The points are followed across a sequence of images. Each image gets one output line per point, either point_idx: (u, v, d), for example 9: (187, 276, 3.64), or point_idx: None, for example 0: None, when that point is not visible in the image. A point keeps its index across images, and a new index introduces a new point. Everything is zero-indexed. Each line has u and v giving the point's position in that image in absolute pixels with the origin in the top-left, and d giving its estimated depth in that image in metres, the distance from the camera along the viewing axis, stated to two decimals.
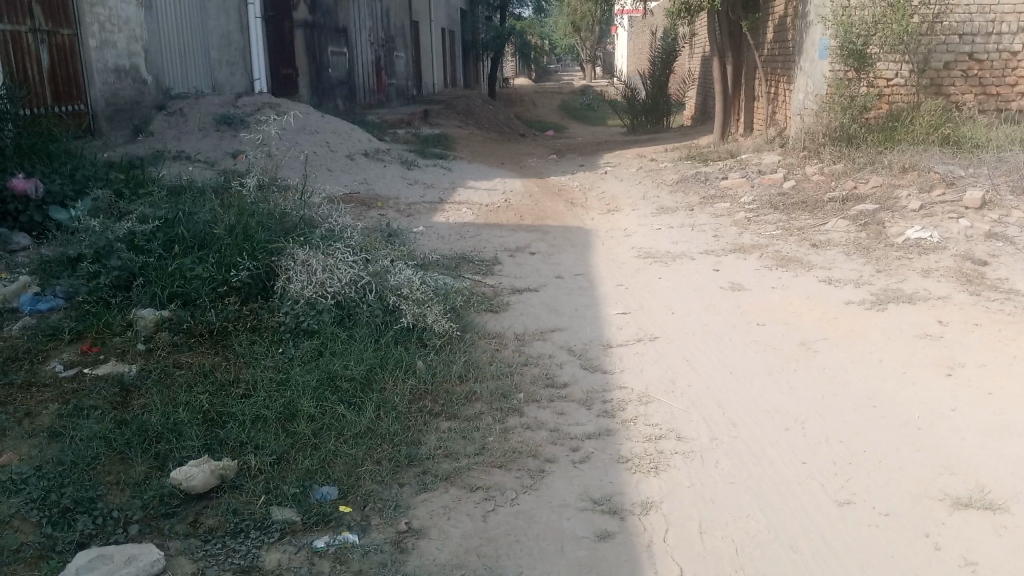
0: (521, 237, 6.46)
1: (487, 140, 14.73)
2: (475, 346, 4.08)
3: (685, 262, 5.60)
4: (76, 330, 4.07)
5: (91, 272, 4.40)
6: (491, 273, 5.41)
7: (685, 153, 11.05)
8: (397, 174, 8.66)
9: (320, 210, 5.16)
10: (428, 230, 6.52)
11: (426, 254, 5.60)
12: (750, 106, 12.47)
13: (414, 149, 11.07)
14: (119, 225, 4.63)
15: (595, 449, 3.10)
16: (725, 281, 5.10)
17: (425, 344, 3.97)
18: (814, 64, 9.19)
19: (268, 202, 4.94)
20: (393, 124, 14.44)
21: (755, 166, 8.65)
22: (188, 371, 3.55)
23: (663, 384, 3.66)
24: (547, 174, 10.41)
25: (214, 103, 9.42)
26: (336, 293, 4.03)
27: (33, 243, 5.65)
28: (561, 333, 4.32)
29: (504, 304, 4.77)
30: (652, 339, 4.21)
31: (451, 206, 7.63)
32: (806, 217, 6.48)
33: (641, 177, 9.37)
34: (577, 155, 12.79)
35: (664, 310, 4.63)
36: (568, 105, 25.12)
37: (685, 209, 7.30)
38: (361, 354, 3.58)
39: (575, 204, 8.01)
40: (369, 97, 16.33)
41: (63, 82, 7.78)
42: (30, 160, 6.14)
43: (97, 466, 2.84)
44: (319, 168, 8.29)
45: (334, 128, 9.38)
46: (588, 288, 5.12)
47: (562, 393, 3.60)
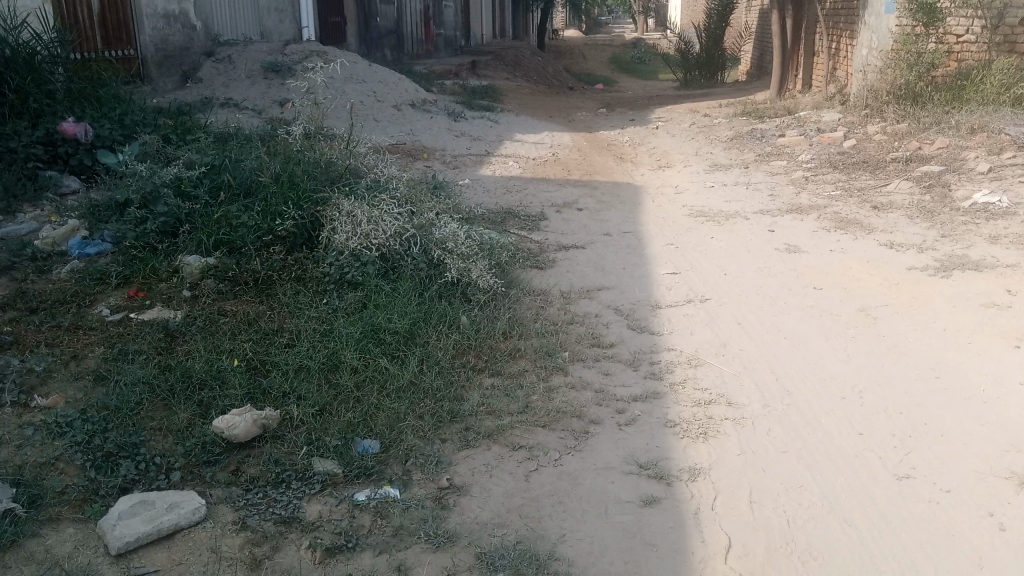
0: (569, 192, 6.34)
1: (535, 92, 14.49)
2: (520, 302, 4.00)
3: (738, 222, 5.43)
4: (123, 275, 4.08)
5: (139, 218, 4.41)
6: (537, 228, 5.31)
7: (740, 109, 10.75)
8: (444, 126, 8.55)
9: (366, 160, 5.09)
10: (474, 183, 6.43)
11: (472, 207, 5.52)
12: (809, 62, 12.05)
13: (462, 100, 10.92)
14: (166, 171, 4.63)
15: (641, 412, 3.02)
16: (780, 243, 4.94)
17: (470, 300, 3.90)
18: (879, 18, 8.81)
19: (314, 151, 4.89)
20: (440, 75, 14.28)
21: (813, 124, 8.37)
22: (232, 319, 3.53)
23: (714, 348, 3.55)
24: (596, 128, 10.21)
25: (262, 51, 9.37)
26: (381, 245, 3.97)
27: (84, 187, 5.71)
28: (608, 292, 4.22)
29: (550, 260, 4.68)
30: (702, 300, 4.09)
31: (498, 159, 7.52)
32: (867, 178, 6.24)
33: (693, 133, 9.13)
34: (628, 109, 12.52)
35: (715, 272, 4.50)
36: (619, 58, 24.60)
37: (739, 167, 7.09)
38: (405, 308, 3.53)
39: (625, 159, 7.84)
40: (417, 47, 16.15)
41: (113, 27, 7.89)
42: (81, 104, 6.17)
43: (141, 411, 2.83)
44: (366, 118, 8.21)
45: (381, 78, 9.27)
46: (637, 247, 5.00)
47: (609, 353, 3.51)
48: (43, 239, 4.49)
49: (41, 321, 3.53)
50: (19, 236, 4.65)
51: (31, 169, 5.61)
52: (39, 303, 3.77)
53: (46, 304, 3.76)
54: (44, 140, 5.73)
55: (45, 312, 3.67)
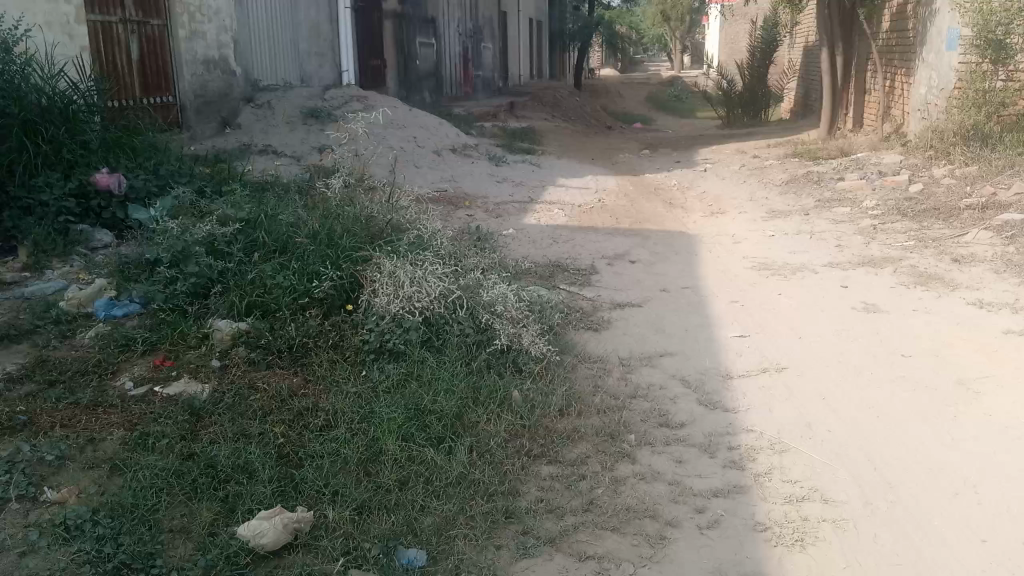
0: (620, 243, 5.99)
1: (575, 133, 14.25)
2: (576, 372, 3.65)
3: (806, 276, 5.04)
4: (150, 341, 3.81)
5: (168, 278, 4.15)
6: (589, 284, 4.97)
7: (791, 150, 10.35)
8: (485, 171, 8.29)
9: (408, 213, 4.81)
10: (519, 233, 6.11)
11: (519, 261, 5.19)
12: (860, 101, 11.65)
13: (502, 143, 10.68)
14: (198, 228, 4.38)
15: (724, 513, 2.64)
16: (857, 301, 4.53)
17: (522, 370, 3.54)
18: (941, 56, 8.41)
19: (354, 204, 4.61)
20: (478, 117, 14.10)
21: (873, 166, 7.95)
22: (264, 394, 3.23)
23: (798, 430, 3.17)
24: (641, 170, 9.88)
25: (302, 96, 9.23)
26: (424, 308, 3.64)
27: (116, 241, 5.51)
28: (672, 358, 3.85)
29: (605, 320, 4.32)
30: (779, 370, 3.70)
31: (543, 206, 7.21)
32: (941, 227, 5.81)
33: (744, 176, 8.76)
34: (671, 149, 12.20)
35: (789, 335, 4.12)
36: (657, 97, 24.37)
37: (799, 214, 6.69)
38: (453, 383, 3.19)
39: (675, 205, 7.48)
40: (455, 89, 16.02)
41: (153, 74, 7.78)
42: (115, 154, 5.98)
43: (158, 510, 2.52)
44: (405, 164, 7.99)
45: (421, 123, 9.06)
46: (698, 305, 4.62)
47: (679, 434, 3.13)
48: (68, 300, 4.25)
49: (59, 396, 3.25)
50: (45, 296, 4.41)
51: (62, 223, 5.39)
52: (59, 374, 3.50)
53: (65, 375, 3.49)
54: (77, 192, 5.53)
55: (64, 386, 3.40)
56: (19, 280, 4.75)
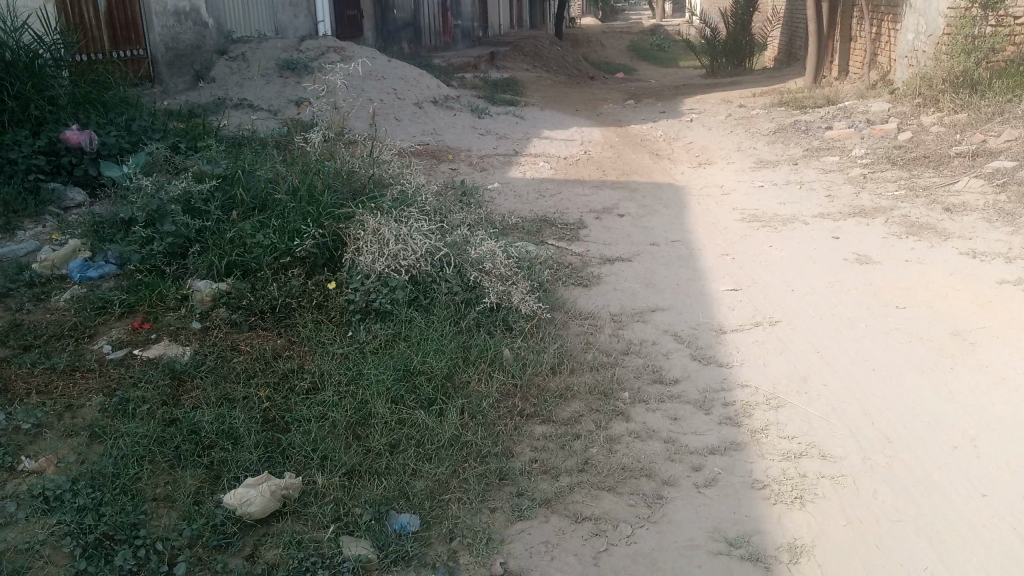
0: (607, 196, 5.89)
1: (558, 84, 14.02)
2: (567, 330, 3.58)
3: (797, 228, 4.97)
4: (127, 303, 3.69)
5: (144, 238, 4.02)
6: (576, 238, 4.88)
7: (777, 98, 10.23)
8: (468, 123, 8.12)
9: (391, 167, 4.67)
10: (504, 187, 5.99)
11: (505, 216, 5.09)
12: (846, 48, 11.50)
13: (484, 95, 10.47)
14: (174, 185, 4.23)
15: (721, 470, 2.60)
16: (848, 252, 4.47)
17: (512, 328, 3.46)
18: (929, 1, 8.27)
19: (335, 159, 4.47)
20: (459, 68, 13.82)
21: (861, 115, 7.86)
22: (247, 357, 3.13)
23: (793, 384, 3.13)
24: (626, 121, 9.73)
25: (277, 48, 8.96)
26: (410, 266, 3.54)
27: (89, 200, 5.33)
28: (664, 314, 3.79)
29: (594, 276, 4.24)
30: (772, 323, 3.65)
31: (527, 158, 7.08)
32: (931, 176, 5.75)
33: (731, 125, 8.64)
34: (655, 99, 12.03)
35: (781, 287, 4.06)
36: (639, 46, 24.03)
37: (787, 164, 6.60)
38: (442, 343, 3.12)
39: (662, 156, 7.37)
40: (434, 39, 15.68)
41: (121, 26, 7.51)
42: (84, 110, 5.78)
43: (141, 478, 2.43)
44: (386, 117, 7.80)
45: (401, 74, 8.84)
46: (688, 259, 4.54)
47: (673, 391, 3.08)
48: (41, 262, 4.11)
49: (34, 361, 3.12)
50: (16, 258, 4.26)
51: (32, 181, 5.21)
52: (33, 339, 3.37)
53: (40, 340, 3.36)
54: (46, 150, 5.33)
55: (39, 350, 3.27)
56: None
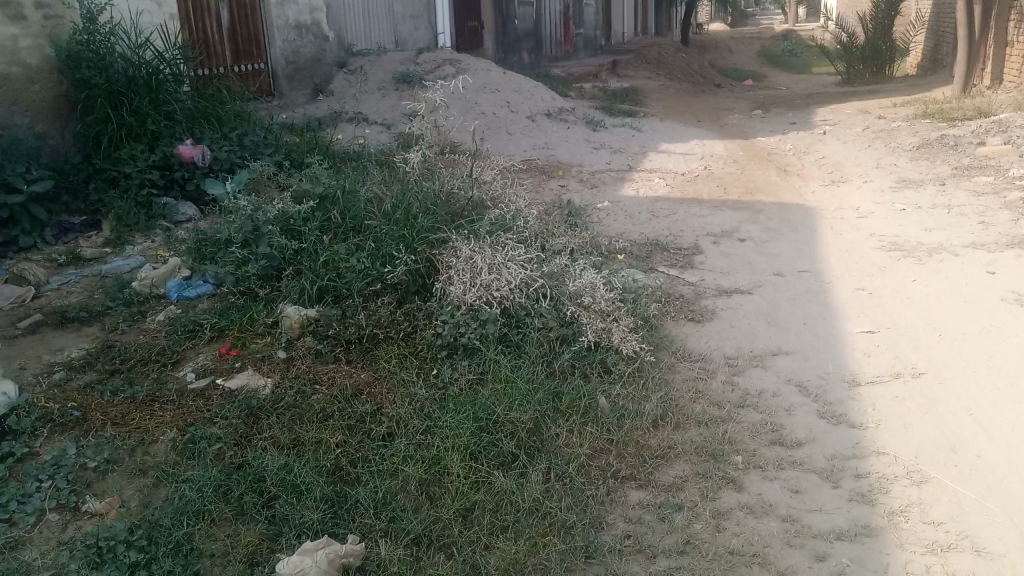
0: (727, 217, 5.46)
1: (680, 93, 13.51)
2: (673, 374, 3.23)
3: (945, 259, 4.41)
4: (218, 327, 3.58)
5: (239, 258, 3.90)
6: (690, 265, 4.49)
7: (921, 109, 9.42)
8: (581, 137, 7.82)
9: (493, 187, 4.43)
10: (615, 206, 5.66)
11: (613, 239, 4.76)
12: (1002, 54, 10.48)
13: (601, 105, 10.14)
14: (272, 205, 4.10)
15: (850, 562, 2.20)
16: (1006, 290, 3.90)
17: (611, 371, 3.14)
18: None
19: (436, 179, 4.25)
20: (578, 78, 13.54)
21: (1020, 128, 7.08)
22: (326, 393, 2.94)
23: (940, 455, 2.67)
24: (752, 133, 9.18)
25: (395, 60, 8.95)
26: (503, 297, 3.25)
27: (199, 214, 5.33)
28: (785, 358, 3.38)
29: (708, 310, 3.85)
30: (915, 377, 3.18)
31: (642, 174, 6.71)
32: None
33: (869, 139, 7.98)
34: (785, 109, 11.36)
35: (925, 332, 3.56)
36: (769, 51, 23.07)
37: (933, 184, 5.97)
38: (532, 390, 2.83)
39: (790, 173, 6.83)
40: (555, 48, 15.47)
41: (243, 40, 7.65)
42: (200, 125, 5.84)
43: (199, 530, 2.26)
44: (498, 131, 7.61)
45: (516, 86, 8.64)
46: (817, 293, 4.08)
47: (795, 457, 2.68)
48: (141, 280, 4.05)
49: (116, 390, 3.01)
50: (120, 275, 4.27)
51: (146, 196, 5.27)
52: (121, 363, 3.29)
53: (128, 364, 3.29)
54: (160, 164, 5.39)
55: (125, 376, 3.20)
56: (98, 256, 4.65)
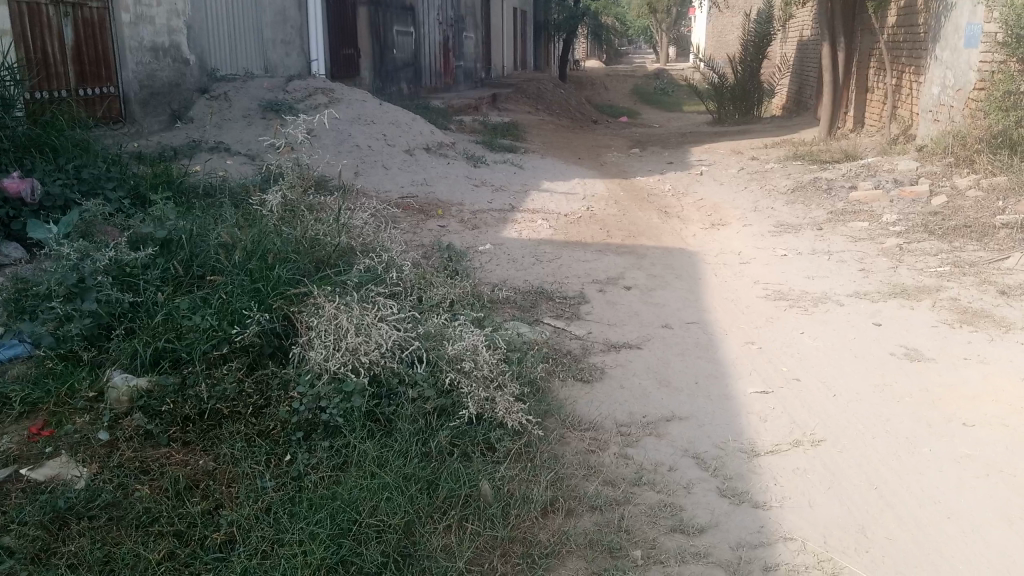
0: (612, 262, 5.26)
1: (560, 128, 13.50)
2: (562, 447, 2.91)
3: (831, 310, 4.32)
4: (28, 401, 3.03)
5: (62, 315, 3.29)
6: (576, 316, 4.23)
7: (792, 151, 9.67)
8: (462, 173, 7.52)
9: (364, 232, 4.04)
10: (498, 250, 5.37)
11: (495, 288, 4.45)
12: (862, 99, 10.96)
13: (482, 140, 9.91)
14: (104, 250, 3.56)
15: None
16: (894, 344, 3.83)
17: (494, 448, 2.77)
18: (957, 54, 7.76)
19: (297, 223, 3.82)
20: (458, 111, 13.31)
21: (887, 173, 7.28)
22: (154, 488, 2.46)
23: (849, 539, 2.46)
24: (632, 172, 9.14)
25: (263, 87, 8.42)
26: (371, 363, 2.85)
27: (28, 258, 4.60)
28: (680, 424, 3.13)
29: (597, 369, 3.57)
30: (814, 444, 2.99)
31: (524, 215, 6.47)
32: (976, 249, 5.13)
33: (745, 180, 8.05)
34: (662, 148, 11.47)
35: (821, 391, 3.40)
36: (643, 90, 23.66)
37: (811, 229, 5.99)
38: (403, 482, 2.45)
39: (671, 215, 6.75)
40: (435, 80, 15.20)
41: (90, 62, 6.87)
42: (31, 156, 5.17)
43: None
44: (373, 165, 7.21)
45: (392, 118, 8.27)
46: (708, 348, 3.88)
47: (698, 546, 2.40)
48: None
49: None
50: None
51: None
52: None
53: None
54: None
55: None
56: None
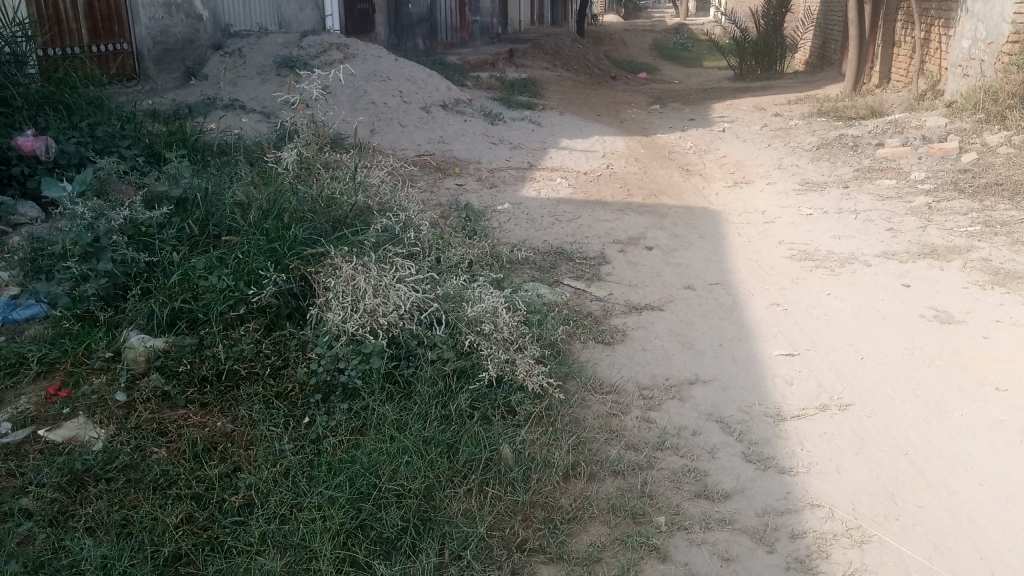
0: (633, 222, 5.16)
1: (578, 84, 13.28)
2: (584, 410, 2.86)
3: (858, 270, 4.23)
4: (46, 360, 3.01)
5: (77, 275, 3.25)
6: (597, 277, 4.16)
7: (816, 107, 9.46)
8: (479, 131, 7.40)
9: (381, 191, 3.97)
10: (516, 209, 5.28)
11: (514, 248, 4.38)
12: (889, 54, 10.68)
13: (499, 97, 9.75)
14: (118, 209, 3.51)
15: None
16: (923, 306, 3.74)
17: (514, 411, 2.73)
18: (990, 5, 7.50)
19: (313, 181, 3.75)
20: (475, 67, 13.10)
21: (915, 130, 7.10)
22: (172, 450, 2.44)
23: (878, 506, 2.41)
24: (652, 129, 8.98)
25: (278, 43, 8.29)
26: (389, 325, 2.80)
27: (44, 217, 4.56)
28: (704, 388, 3.07)
29: (618, 331, 3.51)
30: (842, 409, 2.92)
31: (543, 173, 6.36)
32: (1007, 207, 5.00)
33: (768, 137, 7.88)
34: (682, 104, 11.25)
35: (848, 354, 3.33)
36: (662, 44, 23.24)
37: (836, 187, 5.86)
38: (422, 445, 2.41)
39: (692, 173, 6.62)
40: (451, 35, 14.96)
41: (103, 17, 6.82)
42: (44, 114, 5.11)
43: None
44: (389, 122, 7.10)
45: (409, 74, 8.13)
46: (731, 310, 3.81)
47: (723, 512, 2.36)
48: None
49: None
50: None
51: None
52: None
53: None
54: None
55: None
56: None
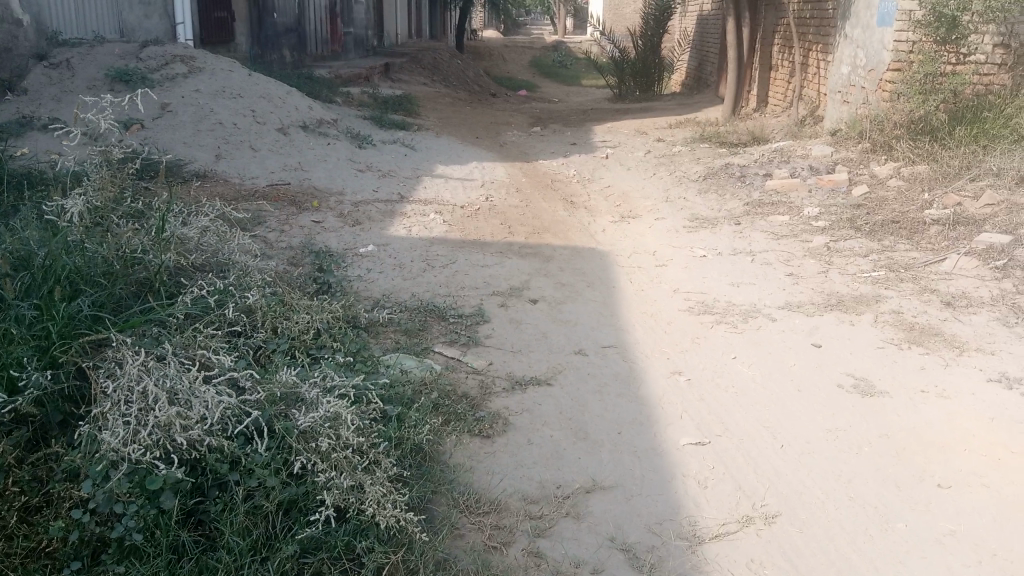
0: (514, 267, 4.57)
1: (457, 102, 12.69)
2: (456, 546, 2.22)
3: (764, 327, 3.77)
4: None
5: None
6: (475, 341, 3.53)
7: (699, 131, 9.20)
8: (343, 156, 6.66)
9: (204, 245, 3.19)
10: (382, 252, 4.60)
11: (376, 307, 3.70)
12: (766, 77, 10.63)
13: (370, 116, 9.03)
14: None
15: None
16: (839, 373, 3.31)
17: (360, 561, 2.06)
18: (870, 32, 7.36)
19: (111, 236, 2.92)
20: (346, 82, 12.30)
21: (802, 159, 6.85)
22: None
23: None
24: (533, 154, 8.47)
25: (112, 52, 7.28)
26: (190, 447, 2.06)
27: None
28: (607, 500, 2.49)
29: (500, 419, 2.89)
30: (768, 522, 2.41)
31: (414, 206, 5.70)
32: (908, 249, 4.71)
33: (654, 165, 7.50)
34: (562, 125, 10.84)
35: (766, 441, 2.84)
36: (541, 61, 23.03)
37: (728, 223, 5.47)
38: None
39: (577, 206, 6.12)
40: (322, 47, 14.06)
41: None
42: None
43: None
44: (239, 146, 6.27)
45: (264, 91, 7.30)
46: (629, 382, 3.26)
47: None
48: None
49: None
50: None
51: None
52: None
53: None
54: None
55: None
56: None
